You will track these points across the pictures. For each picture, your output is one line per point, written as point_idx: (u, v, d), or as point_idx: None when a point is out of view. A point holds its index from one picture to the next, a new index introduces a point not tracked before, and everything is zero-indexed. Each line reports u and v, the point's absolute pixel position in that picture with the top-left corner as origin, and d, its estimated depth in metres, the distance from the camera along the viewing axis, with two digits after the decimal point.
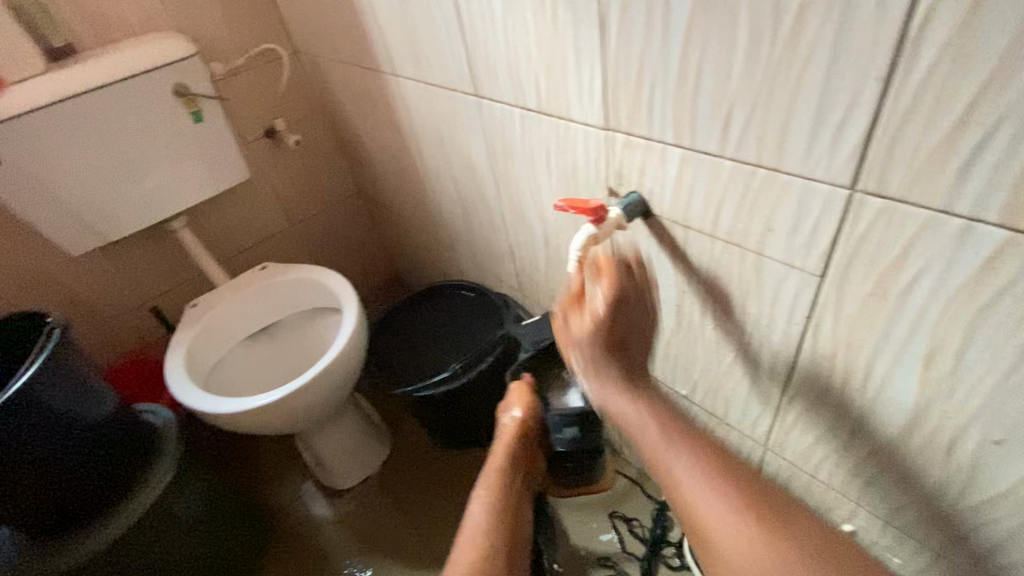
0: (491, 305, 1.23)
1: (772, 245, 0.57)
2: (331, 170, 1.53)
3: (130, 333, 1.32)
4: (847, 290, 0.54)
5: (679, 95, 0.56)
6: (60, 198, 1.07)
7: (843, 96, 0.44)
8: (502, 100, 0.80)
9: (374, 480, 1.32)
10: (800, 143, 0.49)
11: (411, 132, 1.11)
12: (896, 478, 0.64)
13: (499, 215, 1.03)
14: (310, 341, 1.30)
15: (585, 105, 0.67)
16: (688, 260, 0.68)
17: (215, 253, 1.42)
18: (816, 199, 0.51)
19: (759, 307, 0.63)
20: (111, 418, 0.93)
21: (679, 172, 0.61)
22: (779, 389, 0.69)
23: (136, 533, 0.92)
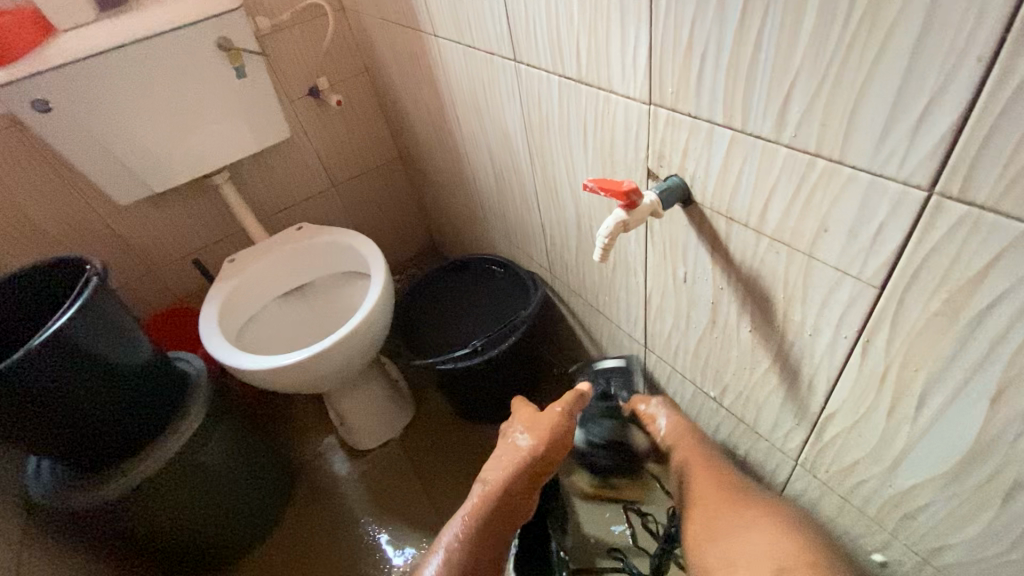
0: (521, 282, 1.19)
1: (826, 248, 0.50)
2: (372, 132, 1.51)
3: (174, 282, 1.38)
4: (910, 307, 0.47)
5: (734, 69, 0.49)
6: (110, 148, 1.10)
7: (930, 79, 0.37)
8: (541, 66, 0.74)
9: (394, 444, 1.34)
10: (871, 132, 0.42)
11: (449, 97, 1.07)
12: (944, 516, 0.57)
13: (532, 190, 0.98)
14: (340, 304, 1.31)
15: (627, 77, 0.61)
16: (729, 256, 0.61)
17: (255, 210, 1.44)
18: (883, 199, 0.44)
19: (803, 315, 0.57)
20: (143, 365, 0.97)
21: (726, 157, 0.54)
22: (818, 405, 0.63)
23: (165, 474, 0.97)
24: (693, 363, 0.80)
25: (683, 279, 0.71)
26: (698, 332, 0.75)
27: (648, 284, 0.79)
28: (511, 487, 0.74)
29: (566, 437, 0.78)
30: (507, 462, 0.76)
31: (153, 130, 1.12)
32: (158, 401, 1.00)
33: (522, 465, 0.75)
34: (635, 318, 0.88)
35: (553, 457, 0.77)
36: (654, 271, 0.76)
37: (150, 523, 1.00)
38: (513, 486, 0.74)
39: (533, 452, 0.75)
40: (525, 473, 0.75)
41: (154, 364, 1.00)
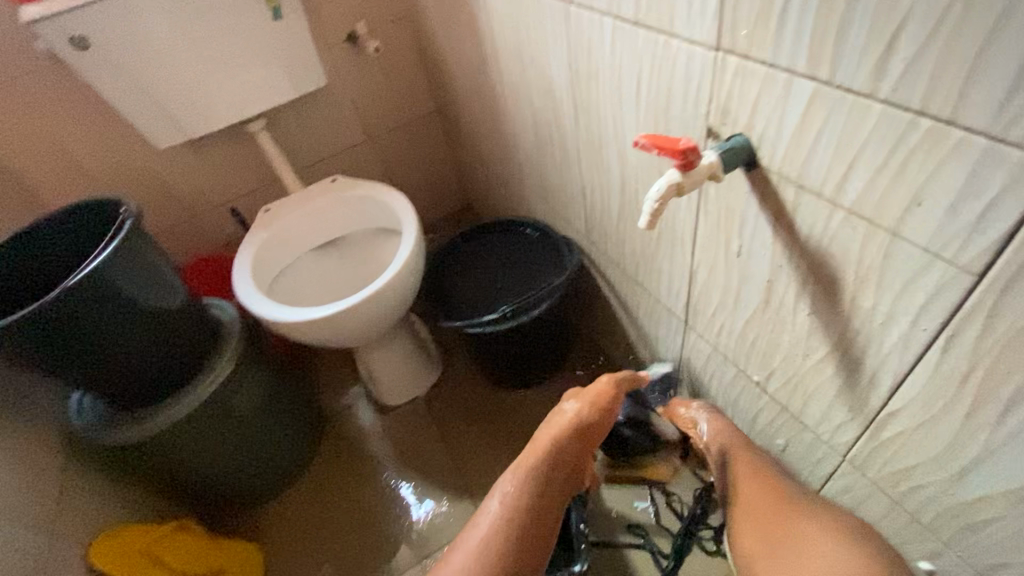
0: (556, 247, 1.14)
1: (916, 225, 0.43)
2: (410, 83, 1.45)
3: (213, 229, 1.39)
4: (1013, 298, 0.40)
5: (826, 8, 0.41)
6: (148, 90, 1.08)
7: None
8: (594, 8, 0.66)
9: (420, 403, 1.35)
10: (998, 84, 0.34)
11: (491, 44, 1.00)
12: (1015, 533, 0.51)
13: (575, 149, 0.91)
14: (372, 260, 1.30)
15: (693, 18, 0.53)
16: (793, 230, 0.55)
17: (292, 160, 1.42)
18: (1000, 170, 0.36)
19: (875, 300, 0.50)
20: (180, 309, 0.98)
21: (804, 114, 0.47)
22: (879, 401, 0.57)
23: (198, 417, 1.00)
24: (738, 344, 0.75)
25: (737, 253, 0.65)
26: (746, 312, 0.69)
27: (695, 256, 0.73)
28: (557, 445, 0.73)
29: (614, 402, 0.79)
30: (556, 425, 0.76)
31: (190, 72, 1.10)
32: (192, 346, 1.01)
33: (572, 424, 0.75)
34: (677, 293, 0.82)
35: (601, 421, 0.77)
36: (704, 242, 0.69)
37: (185, 461, 1.03)
38: (565, 445, 0.74)
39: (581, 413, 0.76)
40: (575, 432, 0.74)
41: (190, 309, 1.01)
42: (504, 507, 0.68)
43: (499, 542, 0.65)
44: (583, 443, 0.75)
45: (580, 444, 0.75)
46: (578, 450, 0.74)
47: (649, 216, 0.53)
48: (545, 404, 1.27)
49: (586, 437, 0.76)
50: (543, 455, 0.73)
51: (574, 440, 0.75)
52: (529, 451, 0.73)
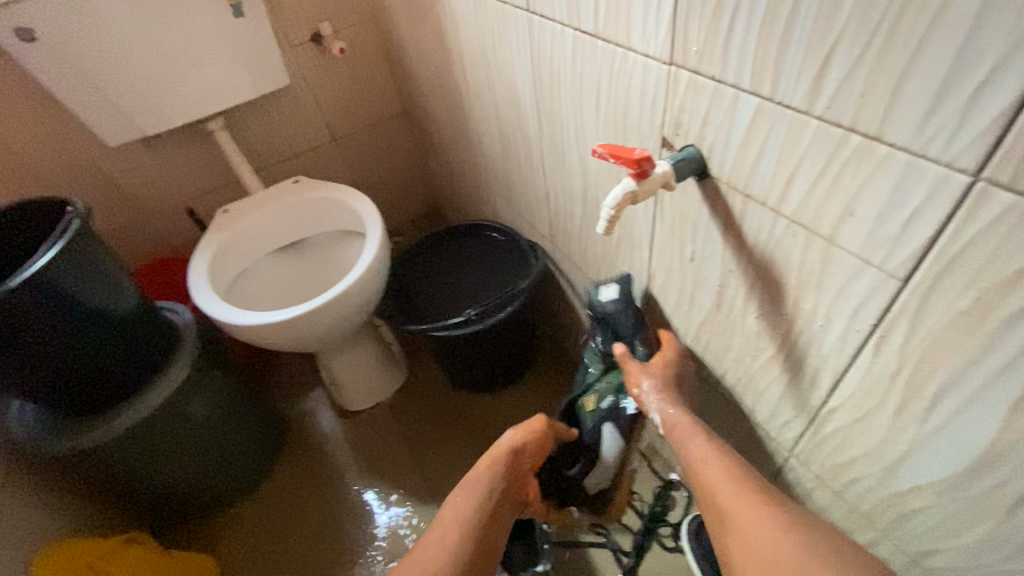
0: (521, 251, 1.16)
1: (849, 233, 0.46)
2: (376, 85, 1.45)
3: (168, 231, 1.34)
4: (934, 302, 0.43)
5: (767, 30, 0.44)
6: (98, 84, 1.04)
7: (994, 46, 0.32)
8: (556, 19, 0.68)
9: (384, 407, 1.34)
10: (918, 105, 0.37)
11: (457, 50, 1.01)
12: (940, 520, 0.55)
13: (539, 156, 0.93)
14: (335, 263, 1.28)
15: (648, 34, 0.55)
16: (742, 237, 0.58)
17: (252, 160, 1.39)
18: (920, 184, 0.39)
19: (815, 304, 0.54)
20: (132, 313, 0.95)
21: (750, 127, 0.50)
22: (820, 399, 0.60)
23: (149, 425, 0.96)
24: (693, 346, 0.77)
25: (690, 258, 0.67)
26: (701, 315, 0.72)
27: (652, 261, 0.75)
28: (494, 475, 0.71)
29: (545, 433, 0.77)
30: (491, 455, 0.73)
31: (145, 67, 1.06)
32: (142, 352, 0.97)
33: (506, 453, 0.73)
34: (637, 297, 0.85)
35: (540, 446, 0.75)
36: (661, 247, 0.72)
37: (134, 471, 0.99)
38: (501, 475, 0.71)
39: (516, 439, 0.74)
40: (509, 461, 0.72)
41: (143, 313, 0.98)
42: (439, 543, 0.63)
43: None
44: (518, 472, 0.73)
45: (514, 473, 0.73)
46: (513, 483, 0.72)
47: (607, 222, 0.55)
48: (510, 407, 1.28)
49: (521, 465, 0.74)
50: (477, 486, 0.69)
51: (509, 470, 0.72)
52: (463, 484, 0.70)
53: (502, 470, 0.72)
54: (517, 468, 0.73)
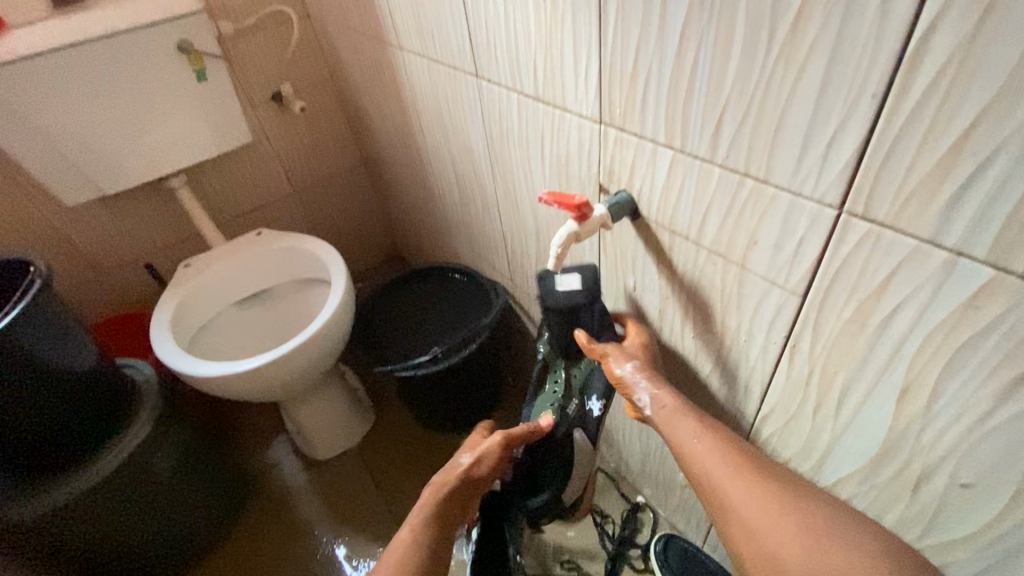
0: (482, 290, 1.22)
1: (756, 259, 0.55)
2: (336, 140, 1.51)
3: (125, 287, 1.34)
4: (828, 312, 0.51)
5: (673, 96, 0.53)
6: (58, 146, 1.06)
7: (836, 110, 0.41)
8: (501, 83, 0.77)
9: (352, 453, 1.33)
10: (791, 155, 0.46)
11: (414, 108, 1.09)
12: (862, 508, 0.62)
13: (494, 201, 1.01)
14: (299, 311, 1.30)
15: (580, 96, 0.65)
16: (672, 266, 0.66)
17: (213, 214, 1.41)
18: (802, 217, 0.48)
19: (739, 320, 0.61)
20: (90, 371, 0.94)
21: (669, 174, 0.58)
22: (754, 407, 0.68)
23: (106, 487, 0.93)
24: None
25: (633, 288, 0.75)
26: None
27: (601, 292, 0.83)
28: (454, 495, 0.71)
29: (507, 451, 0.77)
30: (447, 474, 0.73)
31: (106, 129, 1.09)
32: (101, 410, 0.96)
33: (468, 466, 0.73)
34: None
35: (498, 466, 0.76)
36: (607, 279, 0.79)
37: (86, 538, 0.95)
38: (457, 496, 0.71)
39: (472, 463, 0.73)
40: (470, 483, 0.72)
41: (101, 371, 0.97)
42: (418, 525, 0.66)
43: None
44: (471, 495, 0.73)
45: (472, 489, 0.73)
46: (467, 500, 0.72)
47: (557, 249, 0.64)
48: None
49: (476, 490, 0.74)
50: (436, 500, 0.69)
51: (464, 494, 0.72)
52: (425, 496, 0.69)
53: (458, 491, 0.71)
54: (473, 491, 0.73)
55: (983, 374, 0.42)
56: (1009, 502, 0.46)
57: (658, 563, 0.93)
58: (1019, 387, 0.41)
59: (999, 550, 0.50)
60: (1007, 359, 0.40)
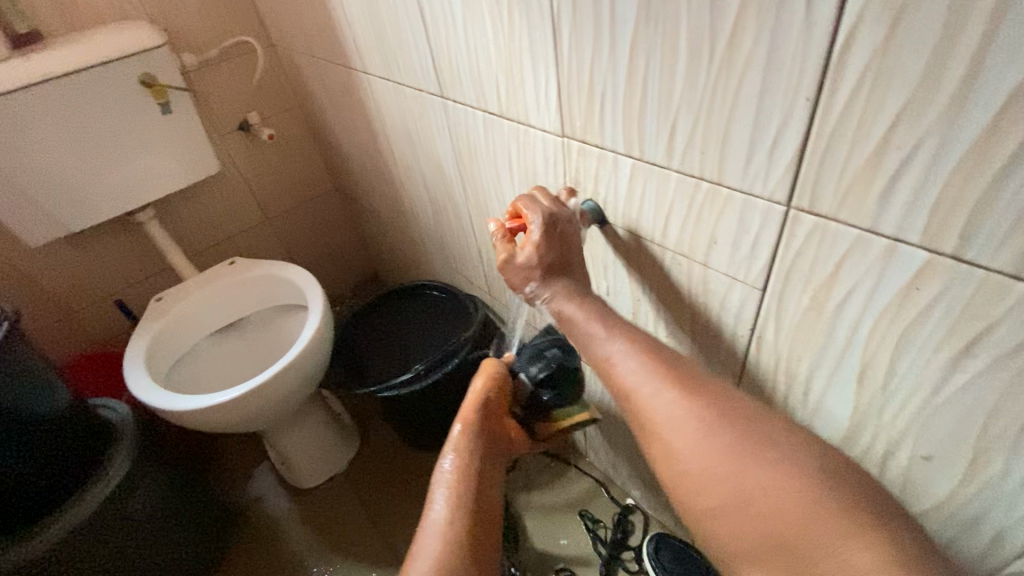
0: (461, 305, 1.23)
1: (717, 257, 0.58)
2: (307, 165, 1.52)
3: (96, 326, 1.31)
4: (788, 303, 0.54)
5: (628, 107, 0.56)
6: (20, 187, 1.04)
7: (775, 115, 0.44)
8: (466, 102, 0.80)
9: (340, 479, 1.31)
10: (740, 157, 0.49)
11: (382, 131, 1.11)
12: None
13: (467, 217, 1.02)
14: (278, 338, 1.29)
15: (542, 112, 0.67)
16: (642, 268, 0.68)
17: (185, 247, 1.40)
18: (755, 214, 0.51)
19: (707, 315, 0.64)
20: (62, 414, 0.91)
21: (631, 180, 0.61)
22: None
23: (85, 533, 0.90)
24: None
25: (607, 293, 0.77)
26: None
27: None
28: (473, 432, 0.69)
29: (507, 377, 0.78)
30: (463, 412, 0.71)
31: (70, 167, 1.08)
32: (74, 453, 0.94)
33: (476, 400, 0.72)
34: None
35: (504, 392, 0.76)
36: None
37: None
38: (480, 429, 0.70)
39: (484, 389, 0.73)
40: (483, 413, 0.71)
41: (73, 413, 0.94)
42: (456, 474, 0.64)
43: (459, 528, 0.58)
44: (491, 421, 0.73)
45: (490, 422, 0.72)
46: (490, 432, 0.71)
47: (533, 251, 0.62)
48: None
49: (493, 414, 0.73)
50: (462, 447, 0.67)
51: (484, 420, 0.71)
52: (449, 442, 0.68)
53: (477, 424, 0.70)
54: (489, 416, 0.73)
55: (930, 350, 0.45)
56: (966, 468, 0.49)
57: (652, 563, 0.94)
58: (963, 359, 0.44)
59: (965, 515, 0.53)
60: (949, 334, 0.43)
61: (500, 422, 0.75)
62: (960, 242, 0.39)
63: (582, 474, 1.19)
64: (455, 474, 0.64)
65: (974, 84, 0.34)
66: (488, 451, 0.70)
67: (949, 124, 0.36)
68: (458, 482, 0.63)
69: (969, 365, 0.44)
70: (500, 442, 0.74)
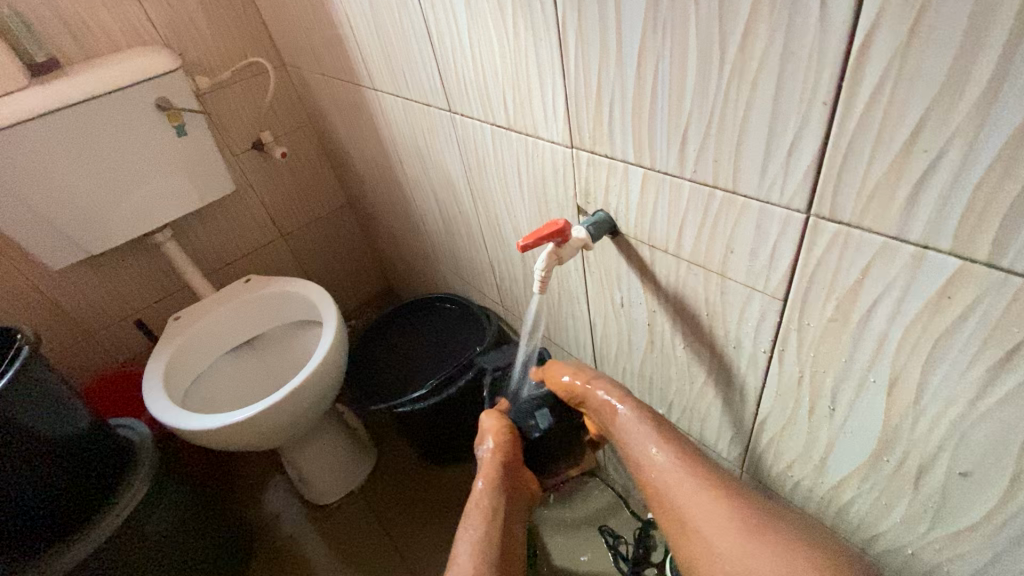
0: (474, 318, 1.22)
1: (735, 268, 0.56)
2: (319, 182, 1.53)
3: (116, 345, 1.33)
4: (809, 314, 0.52)
5: (638, 116, 0.55)
6: (41, 212, 1.07)
7: (791, 120, 0.43)
8: (474, 116, 0.79)
9: (356, 495, 1.31)
10: (755, 165, 0.47)
11: (392, 147, 1.11)
12: (867, 505, 0.62)
13: (478, 230, 1.02)
14: (293, 354, 1.29)
15: (550, 124, 0.67)
16: (656, 280, 0.67)
17: (201, 265, 1.42)
18: (773, 222, 0.49)
19: (726, 327, 0.62)
20: (85, 434, 0.93)
21: (642, 191, 0.60)
22: (751, 413, 0.68)
23: (109, 550, 0.92)
24: (641, 384, 0.85)
25: (621, 304, 0.76)
26: (640, 353, 0.80)
27: (590, 310, 0.84)
28: (494, 488, 0.75)
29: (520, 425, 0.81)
30: (482, 472, 0.77)
31: (90, 191, 1.10)
32: (96, 473, 0.95)
33: (491, 458, 0.77)
34: (584, 345, 0.92)
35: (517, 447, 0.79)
36: (594, 298, 0.81)
37: None
38: (498, 486, 0.75)
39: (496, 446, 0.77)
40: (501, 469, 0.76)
41: (95, 434, 0.96)
42: (477, 538, 0.71)
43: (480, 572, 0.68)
44: (512, 476, 0.78)
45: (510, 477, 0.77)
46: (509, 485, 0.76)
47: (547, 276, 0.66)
48: None
49: (511, 467, 0.78)
50: (482, 506, 0.74)
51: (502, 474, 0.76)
52: (471, 499, 0.75)
53: (497, 480, 0.76)
54: (510, 472, 0.78)
55: (963, 363, 0.43)
56: (1008, 486, 0.47)
57: None
58: (1000, 372, 0.41)
59: (1006, 536, 0.50)
60: (985, 346, 0.41)
61: (521, 473, 0.79)
62: (994, 249, 0.37)
63: (603, 488, 1.17)
64: (478, 534, 0.71)
65: (1004, 82, 0.32)
66: (510, 504, 0.76)
67: (978, 125, 0.34)
68: (480, 542, 0.71)
69: (1007, 378, 0.41)
70: (519, 494, 0.78)
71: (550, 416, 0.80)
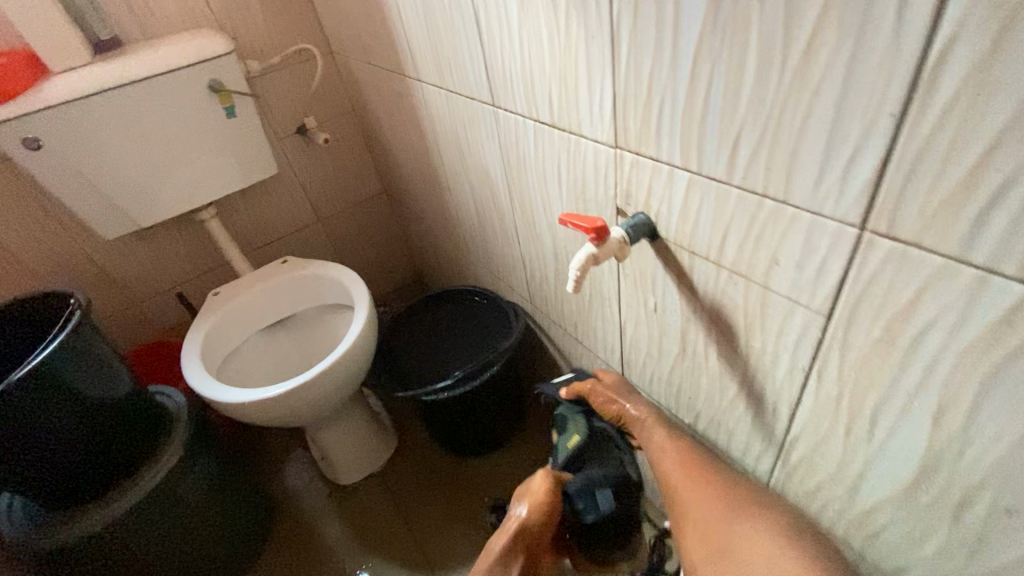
0: (502, 312, 1.23)
1: (778, 279, 0.54)
2: (358, 168, 1.56)
3: (157, 315, 1.39)
4: (855, 332, 0.50)
5: (689, 118, 0.54)
6: (97, 184, 1.12)
7: (852, 131, 0.41)
8: (517, 111, 0.79)
9: (376, 478, 1.33)
10: (809, 175, 0.46)
11: (433, 138, 1.12)
12: (901, 534, 0.59)
13: (512, 225, 1.02)
14: (323, 337, 1.32)
15: (594, 123, 0.66)
16: (693, 286, 0.66)
17: (241, 243, 1.46)
18: (824, 236, 0.48)
19: (763, 340, 0.61)
20: (126, 399, 0.98)
21: (686, 195, 0.59)
22: (783, 428, 0.66)
23: (141, 510, 0.96)
24: (669, 391, 0.84)
25: (655, 309, 0.75)
26: (670, 358, 0.78)
27: (621, 313, 0.83)
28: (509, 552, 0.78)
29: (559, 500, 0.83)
30: (506, 531, 0.80)
31: (143, 166, 1.15)
32: (135, 437, 1.00)
33: (521, 525, 0.80)
34: (612, 347, 0.91)
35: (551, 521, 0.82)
36: (628, 301, 0.80)
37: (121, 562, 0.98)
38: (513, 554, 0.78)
39: (528, 515, 0.80)
40: (525, 537, 0.79)
41: (136, 399, 1.01)
42: None
43: None
44: (530, 547, 0.80)
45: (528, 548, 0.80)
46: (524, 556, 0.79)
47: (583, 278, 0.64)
48: (502, 466, 1.29)
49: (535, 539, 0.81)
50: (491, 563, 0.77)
51: (523, 542, 0.80)
52: (483, 553, 0.79)
53: (516, 546, 0.79)
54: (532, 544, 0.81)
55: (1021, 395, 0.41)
56: None
57: None
58: None
59: None
60: None
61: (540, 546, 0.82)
62: None
63: None
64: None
65: None
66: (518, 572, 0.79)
67: None
68: None
69: None
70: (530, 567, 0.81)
71: (611, 499, 0.87)
